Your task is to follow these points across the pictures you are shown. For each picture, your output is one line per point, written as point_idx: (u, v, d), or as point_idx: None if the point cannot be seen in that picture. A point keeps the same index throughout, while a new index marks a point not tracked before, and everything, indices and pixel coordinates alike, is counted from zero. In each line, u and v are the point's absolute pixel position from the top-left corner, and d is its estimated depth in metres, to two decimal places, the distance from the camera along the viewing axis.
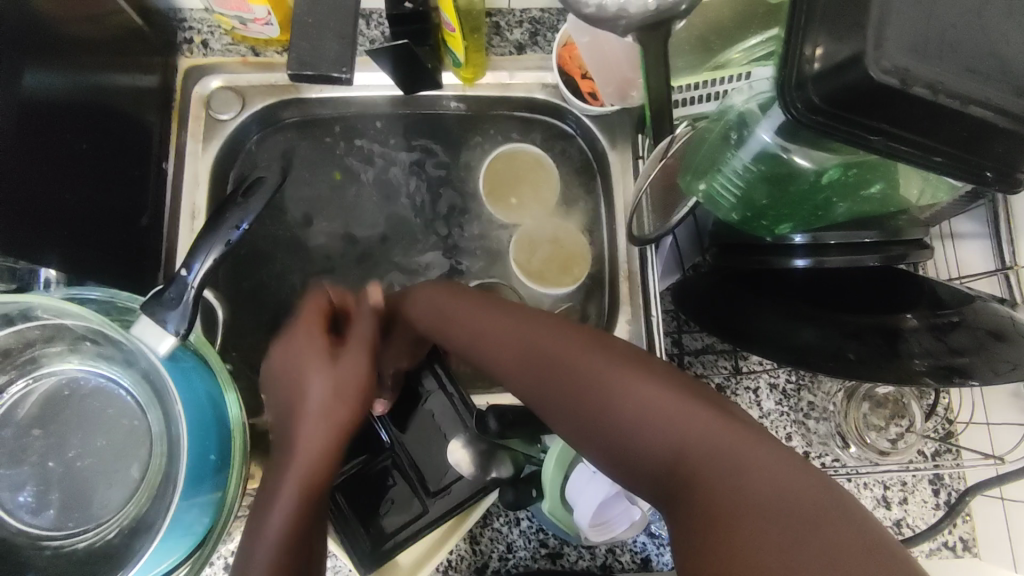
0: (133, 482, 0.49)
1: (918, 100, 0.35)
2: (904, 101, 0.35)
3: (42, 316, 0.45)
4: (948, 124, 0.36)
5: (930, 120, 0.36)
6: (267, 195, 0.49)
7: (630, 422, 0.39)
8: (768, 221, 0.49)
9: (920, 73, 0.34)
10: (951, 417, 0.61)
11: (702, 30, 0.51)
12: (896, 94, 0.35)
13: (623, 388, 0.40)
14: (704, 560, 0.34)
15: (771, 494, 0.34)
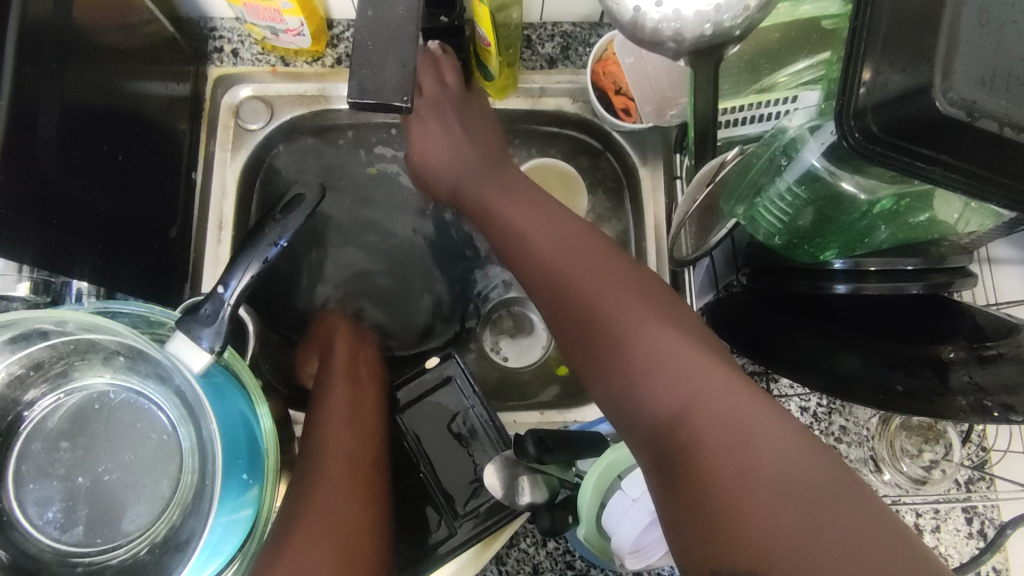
0: (162, 497, 0.49)
1: (982, 132, 0.34)
2: (968, 134, 0.35)
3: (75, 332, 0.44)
4: (1012, 156, 0.35)
5: (992, 152, 0.35)
6: (307, 211, 0.49)
7: (640, 368, 0.45)
8: (813, 246, 0.48)
9: (987, 106, 0.34)
10: (986, 445, 0.60)
11: (751, 55, 0.49)
12: (960, 127, 0.34)
13: (642, 337, 0.46)
14: (695, 513, 0.38)
15: (767, 462, 0.37)
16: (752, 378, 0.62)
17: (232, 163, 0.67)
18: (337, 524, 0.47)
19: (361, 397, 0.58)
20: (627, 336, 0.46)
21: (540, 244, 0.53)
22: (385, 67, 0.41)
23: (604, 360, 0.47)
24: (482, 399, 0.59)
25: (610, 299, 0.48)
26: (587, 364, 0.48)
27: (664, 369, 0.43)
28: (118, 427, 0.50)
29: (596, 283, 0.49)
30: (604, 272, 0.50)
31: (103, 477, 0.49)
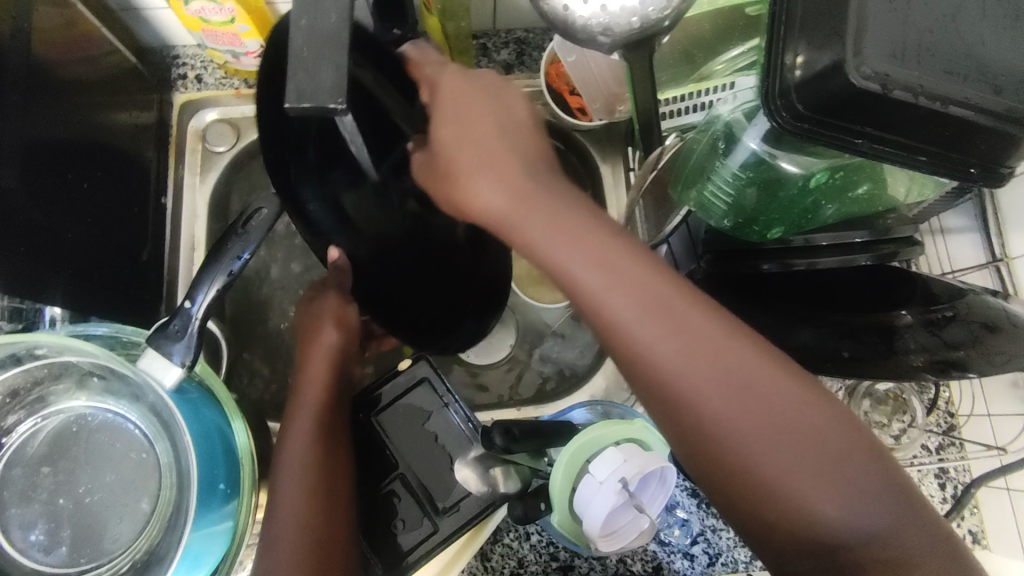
0: (144, 514, 0.49)
1: (897, 102, 0.36)
2: (887, 104, 0.36)
3: (47, 355, 0.45)
4: (932, 120, 0.37)
5: (912, 120, 0.37)
6: (268, 224, 0.48)
7: (809, 469, 0.35)
8: (759, 226, 0.49)
9: (900, 77, 0.35)
10: (952, 410, 0.62)
11: (685, 45, 0.52)
12: (876, 98, 0.36)
13: (800, 426, 0.35)
14: None
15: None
16: None
17: (201, 186, 0.69)
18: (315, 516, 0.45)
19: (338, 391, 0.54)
20: (784, 447, 0.35)
21: (666, 319, 0.36)
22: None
23: (742, 478, 0.35)
24: (456, 397, 0.59)
25: (749, 374, 0.36)
26: (717, 477, 0.37)
27: (841, 472, 0.35)
28: (98, 449, 0.51)
29: (738, 373, 0.35)
30: (748, 358, 0.36)
31: (86, 499, 0.50)
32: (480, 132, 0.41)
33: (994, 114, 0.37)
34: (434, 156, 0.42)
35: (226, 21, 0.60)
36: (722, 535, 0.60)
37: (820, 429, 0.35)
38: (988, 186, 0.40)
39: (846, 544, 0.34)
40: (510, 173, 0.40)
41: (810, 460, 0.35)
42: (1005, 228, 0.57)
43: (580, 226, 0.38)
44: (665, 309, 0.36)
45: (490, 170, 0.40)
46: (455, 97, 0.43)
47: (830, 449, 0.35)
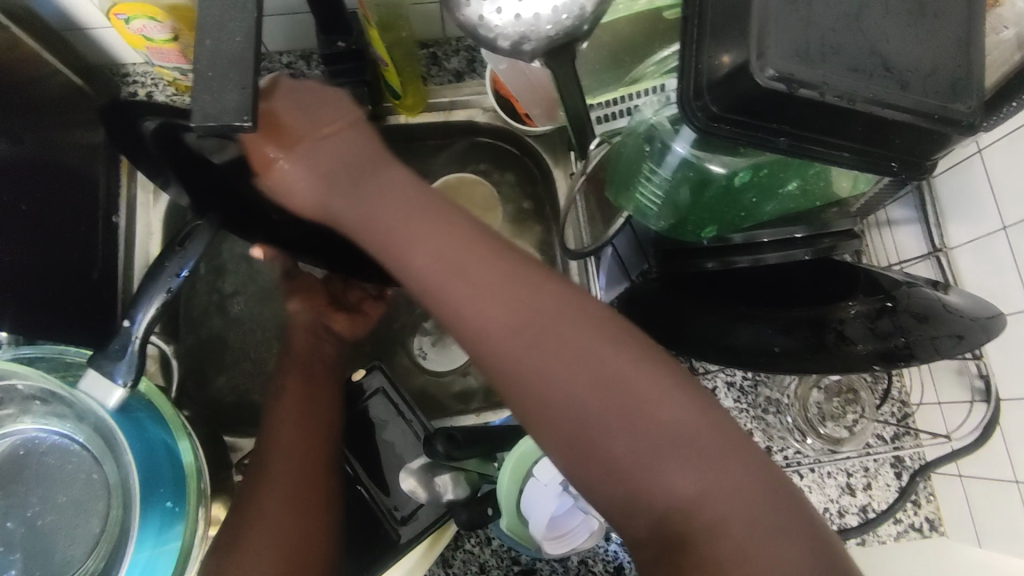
0: (94, 535, 0.49)
1: (805, 100, 0.36)
2: (797, 103, 0.37)
3: None
4: (842, 116, 0.38)
5: (823, 117, 0.38)
6: (207, 241, 0.50)
7: (608, 412, 0.34)
8: (694, 226, 0.50)
9: (806, 76, 0.36)
10: (905, 399, 0.63)
11: (611, 47, 0.51)
12: (786, 97, 0.36)
13: (599, 366, 0.35)
14: None
15: (748, 510, 0.33)
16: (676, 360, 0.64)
17: (155, 204, 0.70)
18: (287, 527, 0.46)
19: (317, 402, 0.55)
20: (608, 414, 0.34)
21: (505, 293, 0.36)
22: (226, 92, 0.35)
23: (571, 446, 0.35)
24: (411, 406, 0.60)
25: (545, 316, 0.36)
26: (552, 446, 0.35)
27: (643, 412, 0.34)
28: (46, 470, 0.50)
29: (568, 346, 0.35)
30: (583, 331, 0.36)
31: (36, 521, 0.49)
32: (329, 151, 0.42)
33: (902, 108, 0.37)
34: (279, 184, 0.43)
35: (169, 37, 0.60)
36: None
37: (629, 379, 0.35)
38: (911, 178, 0.43)
39: (684, 521, 0.33)
40: (361, 174, 0.41)
41: (647, 431, 0.34)
42: (945, 218, 0.57)
43: (424, 219, 0.39)
44: (499, 284, 0.36)
45: (320, 176, 0.41)
46: (278, 109, 0.42)
47: (670, 421, 0.34)
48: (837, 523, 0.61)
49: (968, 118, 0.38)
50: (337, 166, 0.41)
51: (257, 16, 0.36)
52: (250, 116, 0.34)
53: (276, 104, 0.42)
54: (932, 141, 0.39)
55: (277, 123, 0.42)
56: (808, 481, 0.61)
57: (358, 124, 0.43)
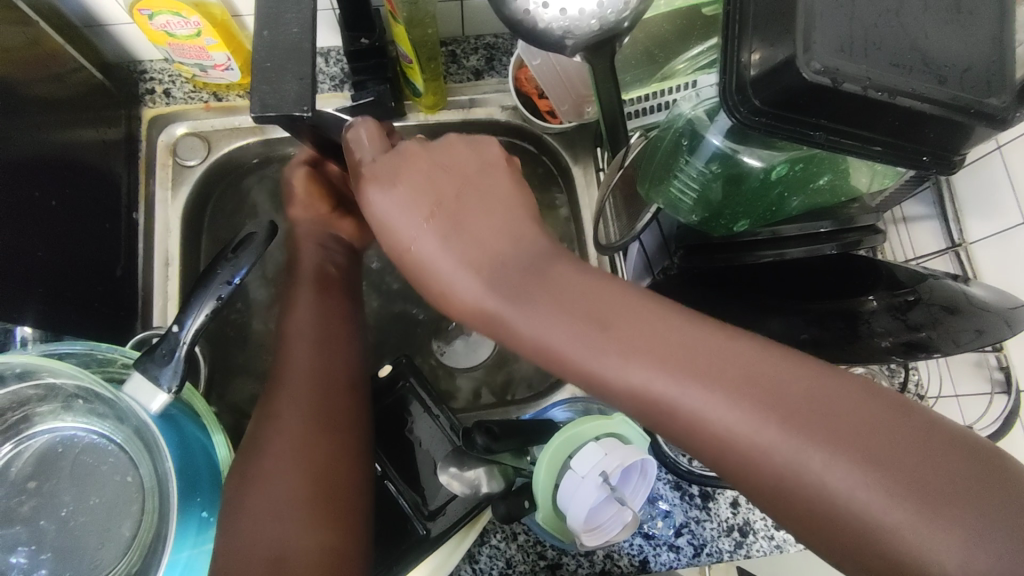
0: (125, 539, 0.48)
1: (849, 94, 0.37)
2: (838, 97, 0.38)
3: (35, 376, 0.45)
4: (882, 110, 0.38)
5: (863, 111, 0.38)
6: (260, 250, 0.50)
7: (860, 477, 0.31)
8: (725, 220, 0.51)
9: (850, 71, 0.37)
10: (922, 392, 0.63)
11: (646, 44, 0.53)
12: (828, 92, 0.37)
13: (834, 423, 0.32)
14: None
15: None
16: None
17: (174, 201, 0.69)
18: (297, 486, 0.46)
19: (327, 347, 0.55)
20: (866, 487, 0.30)
21: (734, 378, 0.33)
22: (284, 81, 0.36)
23: (778, 490, 0.33)
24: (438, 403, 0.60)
25: (757, 372, 0.33)
26: (788, 517, 0.33)
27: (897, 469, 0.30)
28: (82, 469, 0.50)
29: (803, 412, 0.32)
30: (827, 392, 0.33)
31: (67, 522, 0.48)
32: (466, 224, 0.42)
33: (939, 103, 0.38)
34: (429, 268, 0.42)
35: (192, 34, 0.60)
36: (706, 525, 0.61)
37: (867, 433, 0.31)
38: (941, 174, 0.43)
39: None
40: (545, 278, 0.39)
41: (920, 499, 0.30)
42: (962, 214, 0.58)
43: (594, 290, 0.38)
44: (709, 360, 0.34)
45: (485, 273, 0.40)
46: (404, 181, 0.44)
47: (946, 488, 0.30)
48: None
49: (1002, 113, 0.39)
50: (495, 255, 0.41)
51: (313, 9, 0.37)
52: (308, 107, 0.36)
53: (403, 179, 0.44)
54: (967, 137, 0.40)
55: (421, 201, 0.43)
56: None
57: (518, 215, 0.42)
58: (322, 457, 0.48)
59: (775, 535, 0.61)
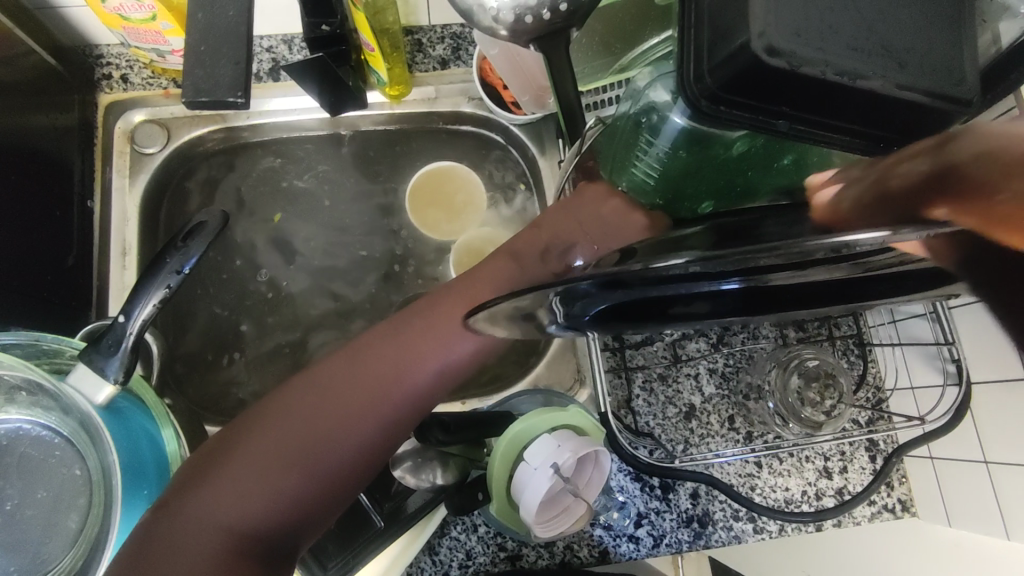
0: (72, 532, 0.47)
1: (808, 78, 0.36)
2: (797, 81, 0.37)
3: None
4: (845, 96, 0.37)
5: (825, 98, 0.38)
6: (209, 239, 0.50)
7: None
8: (689, 202, 0.50)
9: (807, 54, 0.36)
10: (880, 385, 0.64)
11: (602, 36, 0.54)
12: (786, 75, 0.36)
13: None
14: None
15: None
16: (660, 347, 0.66)
17: (130, 189, 0.67)
18: (266, 477, 0.42)
19: (354, 375, 0.45)
20: None
21: None
22: (217, 64, 0.47)
23: None
24: None
25: None
26: None
27: None
28: (28, 462, 0.48)
29: None
30: None
31: (11, 516, 0.47)
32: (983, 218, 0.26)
33: (902, 89, 0.37)
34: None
35: (147, 18, 0.59)
36: (665, 516, 0.61)
37: None
38: None
39: None
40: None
41: None
42: None
43: None
44: None
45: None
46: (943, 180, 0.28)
47: None
48: (815, 505, 0.63)
49: (964, 98, 0.38)
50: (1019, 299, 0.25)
51: None
52: (241, 93, 0.46)
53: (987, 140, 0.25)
54: (938, 126, 0.39)
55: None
56: (787, 465, 0.64)
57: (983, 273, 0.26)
58: (281, 468, 0.42)
59: (733, 525, 0.62)
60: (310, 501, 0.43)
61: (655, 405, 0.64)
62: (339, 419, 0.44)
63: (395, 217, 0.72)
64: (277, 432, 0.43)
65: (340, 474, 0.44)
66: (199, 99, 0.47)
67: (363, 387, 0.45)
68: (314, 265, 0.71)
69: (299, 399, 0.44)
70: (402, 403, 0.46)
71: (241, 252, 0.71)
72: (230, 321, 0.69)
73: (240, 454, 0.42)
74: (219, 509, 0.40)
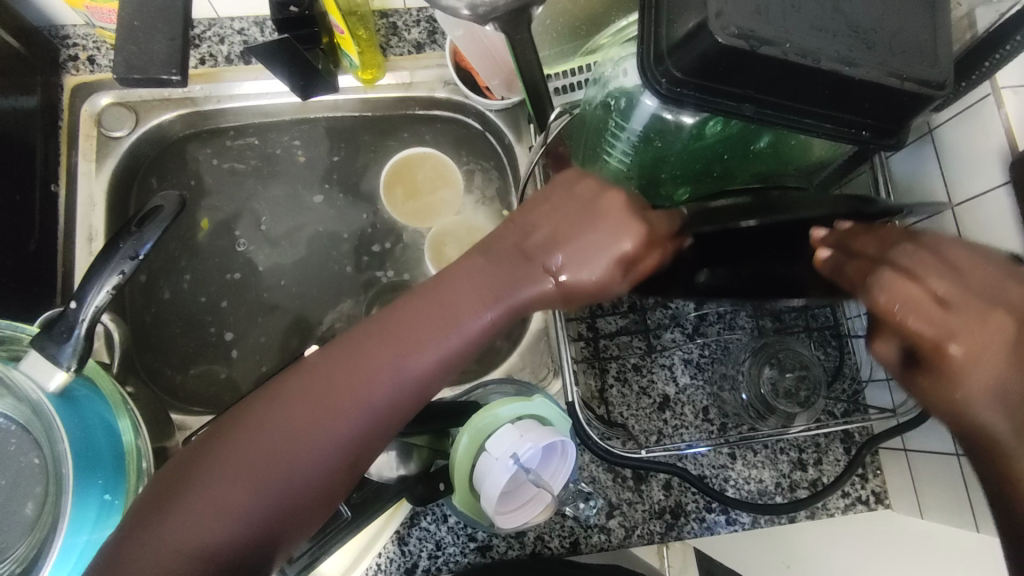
0: (28, 522, 0.46)
1: (768, 59, 0.35)
2: (758, 62, 0.36)
3: None
4: (808, 78, 0.37)
5: (788, 81, 0.37)
6: (165, 223, 0.49)
7: None
8: (666, 190, 0.52)
9: (766, 34, 0.35)
10: (857, 376, 0.63)
11: (569, 19, 0.54)
12: (746, 56, 0.35)
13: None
14: None
15: None
16: (635, 336, 0.65)
17: (97, 174, 0.65)
18: (226, 489, 0.40)
19: (312, 378, 0.43)
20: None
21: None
22: None
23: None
24: None
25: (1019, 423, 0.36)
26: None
27: None
28: None
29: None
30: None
31: None
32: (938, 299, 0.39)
33: (867, 71, 0.36)
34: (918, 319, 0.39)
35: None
36: (637, 508, 0.61)
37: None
38: (878, 146, 0.42)
39: None
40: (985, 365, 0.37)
41: None
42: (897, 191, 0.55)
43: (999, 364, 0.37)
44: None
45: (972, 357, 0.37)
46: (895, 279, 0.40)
47: None
48: (788, 496, 0.62)
49: (935, 82, 0.37)
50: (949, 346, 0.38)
51: None
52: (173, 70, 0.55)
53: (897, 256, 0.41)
54: (908, 109, 0.39)
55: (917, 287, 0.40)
56: (760, 456, 0.63)
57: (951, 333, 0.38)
58: (242, 478, 0.40)
59: (706, 517, 0.61)
60: (268, 509, 0.41)
61: (629, 396, 0.64)
62: (298, 425, 0.42)
63: (370, 203, 0.71)
64: (236, 449, 0.41)
65: (299, 482, 0.42)
66: (134, 76, 0.55)
67: (317, 391, 0.42)
68: (287, 251, 0.70)
69: (259, 407, 0.42)
70: (352, 400, 0.43)
71: (212, 237, 0.70)
72: (201, 308, 0.68)
73: (199, 471, 0.41)
74: (175, 524, 0.39)
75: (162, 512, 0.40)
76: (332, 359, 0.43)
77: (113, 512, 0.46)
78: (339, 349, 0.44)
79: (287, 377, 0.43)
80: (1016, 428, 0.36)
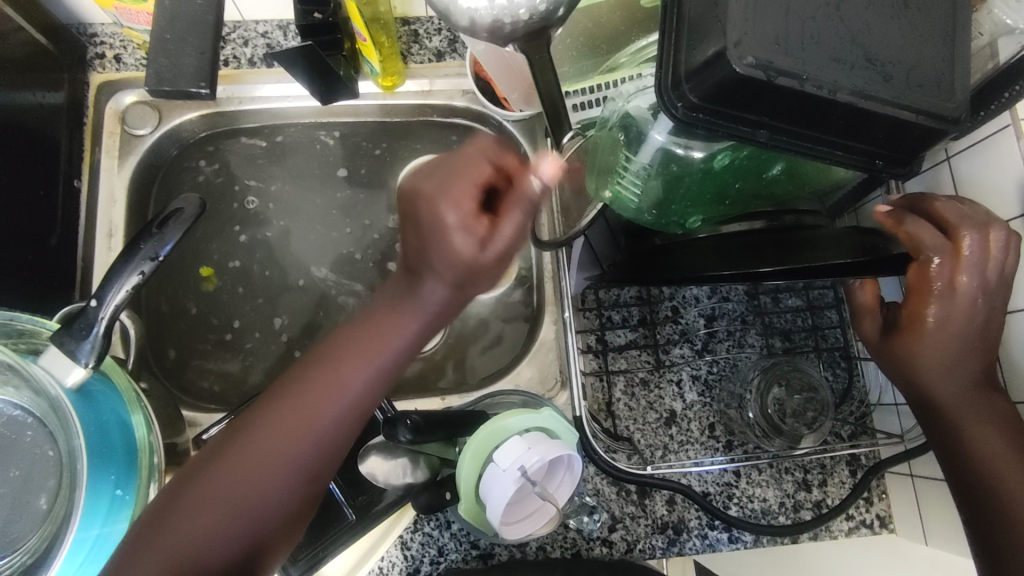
0: (41, 514, 0.47)
1: (786, 88, 0.36)
2: (774, 92, 0.36)
3: None
4: (823, 108, 0.37)
5: (804, 110, 0.37)
6: (186, 224, 0.51)
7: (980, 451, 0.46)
8: (677, 216, 0.52)
9: (785, 64, 0.35)
10: (865, 399, 0.63)
11: (589, 36, 0.54)
12: (763, 85, 0.36)
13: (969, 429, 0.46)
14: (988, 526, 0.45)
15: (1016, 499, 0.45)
16: (643, 351, 0.65)
17: (119, 170, 0.66)
18: (228, 491, 0.42)
19: (315, 389, 0.44)
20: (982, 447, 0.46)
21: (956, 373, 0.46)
22: None
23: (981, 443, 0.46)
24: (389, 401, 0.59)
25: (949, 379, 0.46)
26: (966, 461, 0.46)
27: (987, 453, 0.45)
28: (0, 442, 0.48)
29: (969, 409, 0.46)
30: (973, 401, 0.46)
31: None
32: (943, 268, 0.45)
33: (883, 102, 0.36)
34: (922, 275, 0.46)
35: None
36: (640, 522, 0.61)
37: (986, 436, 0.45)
38: (890, 175, 0.42)
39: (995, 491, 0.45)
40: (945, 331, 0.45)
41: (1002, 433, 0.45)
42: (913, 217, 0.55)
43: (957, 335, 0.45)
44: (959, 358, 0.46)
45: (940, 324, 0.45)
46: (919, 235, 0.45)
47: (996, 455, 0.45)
48: (791, 517, 0.62)
49: (950, 115, 0.37)
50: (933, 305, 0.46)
51: None
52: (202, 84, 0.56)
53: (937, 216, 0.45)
54: (924, 142, 0.39)
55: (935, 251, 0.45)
56: (765, 476, 0.63)
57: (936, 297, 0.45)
58: (243, 484, 0.42)
59: (708, 534, 0.61)
60: (262, 512, 0.42)
61: (636, 410, 0.64)
62: (296, 432, 0.43)
63: (384, 208, 0.72)
64: (238, 461, 0.42)
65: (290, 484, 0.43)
66: (164, 88, 0.56)
67: (316, 400, 0.44)
68: (301, 253, 0.71)
69: (265, 414, 0.44)
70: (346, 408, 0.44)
71: (228, 236, 0.71)
72: (215, 306, 0.69)
73: (201, 480, 0.42)
74: (178, 524, 0.40)
75: (168, 512, 0.41)
76: (335, 369, 0.44)
77: (125, 507, 0.47)
78: (343, 357, 0.44)
79: (291, 386, 0.44)
80: (949, 395, 0.46)
